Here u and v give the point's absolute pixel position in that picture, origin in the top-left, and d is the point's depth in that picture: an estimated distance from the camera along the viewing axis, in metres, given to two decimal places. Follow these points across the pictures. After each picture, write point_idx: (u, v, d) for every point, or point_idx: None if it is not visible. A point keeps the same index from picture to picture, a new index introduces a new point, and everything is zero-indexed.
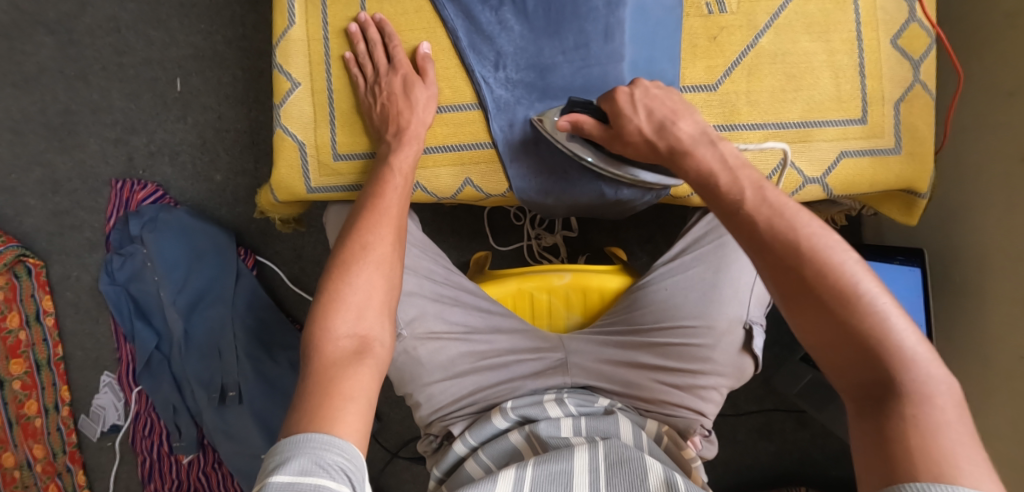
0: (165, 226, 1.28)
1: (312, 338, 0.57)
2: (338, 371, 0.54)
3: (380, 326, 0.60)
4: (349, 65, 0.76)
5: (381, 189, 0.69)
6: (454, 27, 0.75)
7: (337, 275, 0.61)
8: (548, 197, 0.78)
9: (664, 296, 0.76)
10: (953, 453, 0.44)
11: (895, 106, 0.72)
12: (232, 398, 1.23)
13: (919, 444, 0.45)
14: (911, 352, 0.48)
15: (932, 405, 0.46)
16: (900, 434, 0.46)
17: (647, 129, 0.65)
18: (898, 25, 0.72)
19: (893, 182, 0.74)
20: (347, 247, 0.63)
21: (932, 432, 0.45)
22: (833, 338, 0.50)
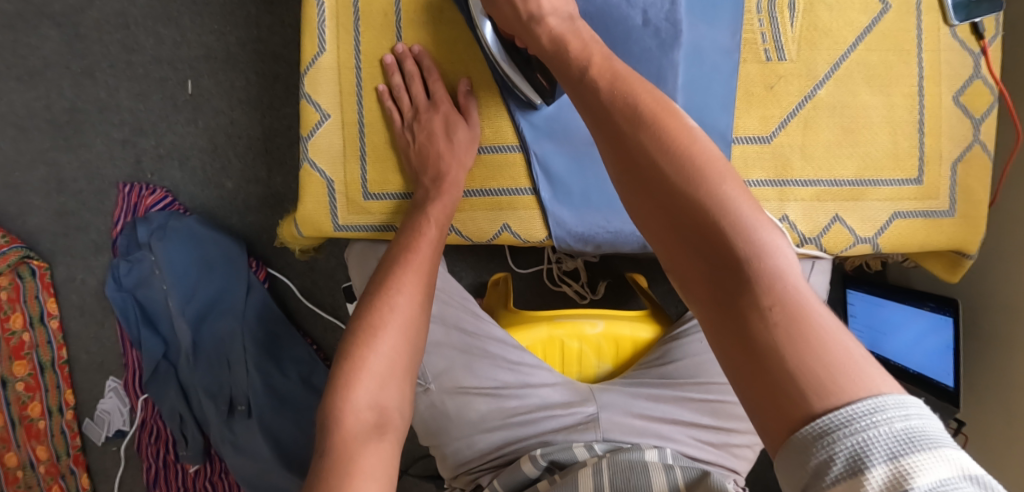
0: (173, 233, 1.24)
1: (332, 405, 0.54)
2: (357, 447, 0.52)
3: (400, 395, 0.57)
4: (383, 98, 0.72)
5: (414, 241, 0.66)
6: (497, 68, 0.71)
7: (364, 335, 0.58)
8: (587, 246, 0.76)
9: (701, 350, 0.74)
10: (820, 344, 0.41)
11: (951, 166, 0.73)
12: (241, 413, 1.21)
13: (784, 342, 0.41)
14: (762, 234, 0.45)
15: (791, 289, 0.43)
16: (764, 332, 0.42)
17: None
18: (962, 81, 0.72)
19: (944, 244, 0.74)
20: (374, 305, 0.61)
21: (793, 324, 0.41)
22: (691, 240, 0.47)
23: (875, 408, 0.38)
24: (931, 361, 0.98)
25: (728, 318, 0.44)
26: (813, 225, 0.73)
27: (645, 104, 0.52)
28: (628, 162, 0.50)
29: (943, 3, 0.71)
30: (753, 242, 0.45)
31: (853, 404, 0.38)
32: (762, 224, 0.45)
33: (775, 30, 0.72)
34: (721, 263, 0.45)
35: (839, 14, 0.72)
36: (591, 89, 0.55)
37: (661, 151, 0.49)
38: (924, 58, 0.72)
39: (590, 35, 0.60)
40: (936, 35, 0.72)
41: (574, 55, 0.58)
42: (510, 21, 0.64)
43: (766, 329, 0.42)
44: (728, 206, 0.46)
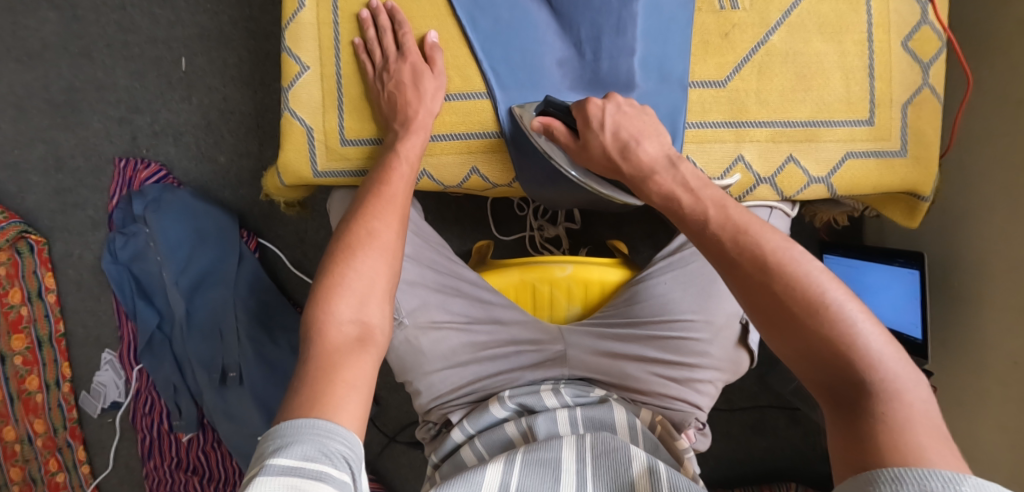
0: (168, 206, 1.28)
1: (314, 322, 0.57)
2: (340, 358, 0.55)
3: (381, 314, 0.60)
4: (358, 51, 0.76)
5: (387, 175, 0.69)
6: (463, 18, 0.75)
7: (342, 259, 0.61)
8: (553, 190, 0.79)
9: (664, 290, 0.77)
10: (922, 444, 0.46)
11: (902, 108, 0.76)
12: (232, 379, 1.24)
13: (892, 442, 0.46)
14: (884, 357, 0.51)
15: (899, 400, 0.49)
16: (873, 435, 0.47)
17: (610, 147, 0.68)
18: (910, 27, 0.75)
19: (898, 184, 0.78)
20: (352, 232, 0.63)
21: (901, 428, 0.47)
22: (808, 353, 0.52)
23: (953, 479, 0.42)
24: (899, 315, 1.00)
25: (844, 427, 0.49)
26: (768, 165, 0.77)
27: (758, 228, 0.57)
28: (753, 290, 0.55)
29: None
30: (865, 357, 0.50)
31: (933, 472, 0.43)
32: (875, 342, 0.51)
33: None
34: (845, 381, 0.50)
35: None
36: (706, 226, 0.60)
37: (788, 284, 0.54)
38: (873, 7, 0.75)
39: (694, 181, 0.64)
40: None
41: (688, 207, 0.62)
42: (611, 173, 0.70)
43: (872, 428, 0.48)
44: (849, 327, 0.51)
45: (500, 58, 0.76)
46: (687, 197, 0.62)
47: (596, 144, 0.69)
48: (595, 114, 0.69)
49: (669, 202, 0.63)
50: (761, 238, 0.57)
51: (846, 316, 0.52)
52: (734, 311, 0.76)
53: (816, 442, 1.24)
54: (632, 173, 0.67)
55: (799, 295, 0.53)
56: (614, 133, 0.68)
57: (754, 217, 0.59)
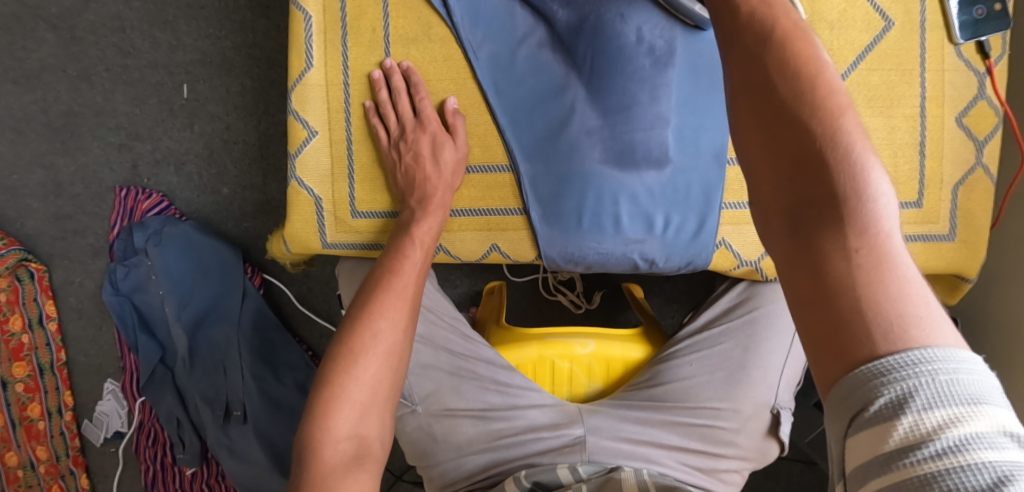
0: (170, 240, 1.24)
1: (311, 439, 0.55)
2: (332, 487, 0.53)
3: (380, 426, 0.58)
4: (371, 115, 0.71)
5: (398, 263, 0.65)
6: (484, 85, 0.71)
7: (343, 364, 0.58)
8: (577, 265, 0.75)
9: (689, 374, 0.73)
10: (900, 296, 0.38)
11: (952, 190, 0.74)
12: (237, 417, 1.21)
13: (865, 290, 0.38)
14: (870, 173, 0.42)
15: (881, 233, 0.40)
16: (842, 271, 0.39)
17: None
18: (966, 102, 0.72)
19: (943, 268, 0.75)
20: (355, 330, 0.60)
21: (877, 270, 0.39)
22: (796, 160, 0.43)
23: (926, 359, 0.36)
24: None
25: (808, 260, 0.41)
26: None
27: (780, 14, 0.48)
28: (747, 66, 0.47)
29: (949, 22, 0.72)
30: (858, 179, 0.41)
31: (906, 352, 0.36)
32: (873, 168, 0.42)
33: None
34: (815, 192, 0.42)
35: (843, 33, 0.72)
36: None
37: (781, 70, 0.46)
38: (927, 78, 0.73)
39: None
40: (940, 54, 0.72)
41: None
42: None
43: (843, 267, 0.39)
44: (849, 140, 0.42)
45: (526, 127, 0.72)
46: None
47: None
48: None
49: None
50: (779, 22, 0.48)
51: (839, 114, 0.43)
52: (764, 399, 0.72)
53: None
54: None
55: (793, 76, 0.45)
56: None
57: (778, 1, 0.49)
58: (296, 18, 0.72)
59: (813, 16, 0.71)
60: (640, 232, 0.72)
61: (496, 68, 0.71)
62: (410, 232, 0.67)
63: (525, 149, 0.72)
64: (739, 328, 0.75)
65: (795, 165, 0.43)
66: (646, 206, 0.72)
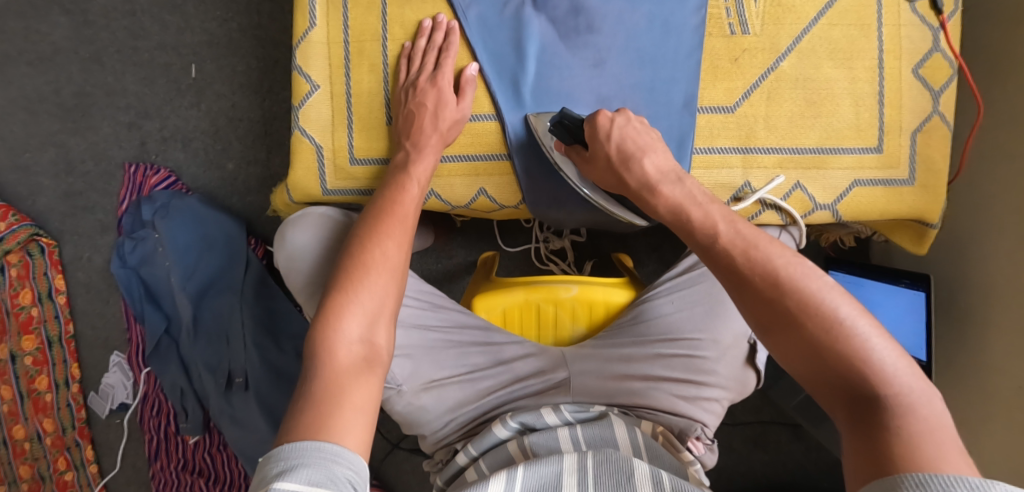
0: (177, 212, 1.29)
1: (322, 339, 0.60)
2: (348, 379, 0.58)
3: (386, 337, 0.64)
4: (403, 58, 0.79)
5: (399, 196, 0.73)
6: (474, 42, 0.79)
7: (354, 278, 0.65)
8: (560, 210, 0.85)
9: (667, 311, 0.81)
10: (940, 457, 0.50)
11: (912, 135, 0.79)
12: (238, 384, 1.24)
13: (912, 456, 0.50)
14: (896, 375, 0.55)
15: (913, 415, 0.53)
16: (894, 448, 0.51)
17: (613, 157, 0.74)
18: (922, 55, 0.78)
19: (905, 212, 0.81)
20: (360, 252, 0.68)
21: (921, 444, 0.51)
22: (829, 379, 0.57)
23: (985, 488, 0.45)
24: (905, 338, 1.00)
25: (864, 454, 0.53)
26: (775, 192, 0.80)
27: (770, 246, 0.62)
28: (762, 304, 0.60)
29: None
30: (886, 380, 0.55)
31: (960, 482, 0.46)
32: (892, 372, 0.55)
33: (738, 6, 0.78)
34: (857, 391, 0.55)
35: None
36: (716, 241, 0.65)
37: (794, 298, 0.59)
38: (885, 33, 0.78)
39: (701, 196, 0.69)
40: (897, 11, 0.78)
41: (697, 218, 0.67)
42: (614, 183, 0.75)
43: (892, 442, 0.52)
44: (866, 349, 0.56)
45: (512, 81, 0.79)
46: (697, 211, 0.67)
47: (602, 160, 0.75)
48: (603, 126, 0.74)
49: (680, 217, 0.68)
50: (772, 254, 0.61)
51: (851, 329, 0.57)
52: (742, 330, 0.79)
53: (820, 459, 1.24)
54: (638, 185, 0.73)
55: (810, 309, 0.58)
56: (618, 144, 0.73)
57: (761, 233, 0.64)
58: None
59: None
60: None
61: (483, 29, 0.79)
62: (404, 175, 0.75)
63: (508, 101, 0.79)
64: None
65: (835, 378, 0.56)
66: None
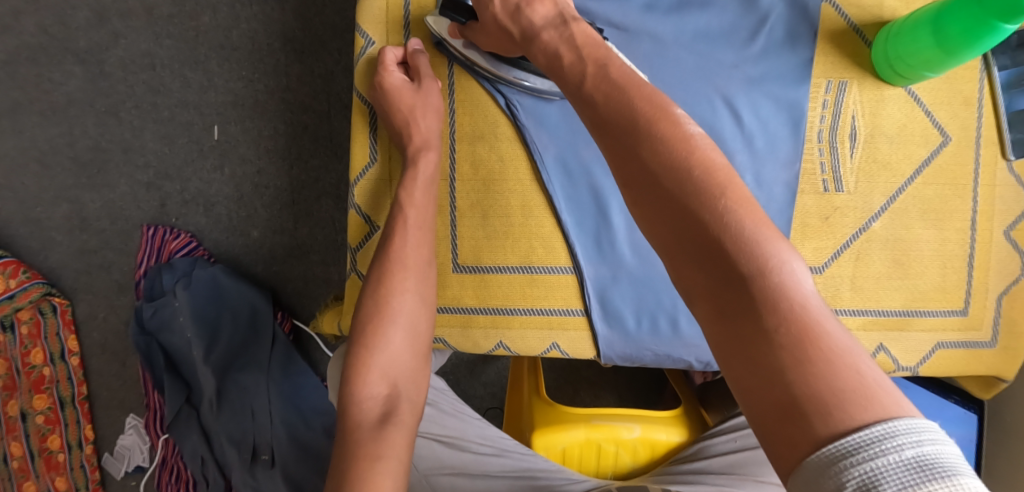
0: (199, 283, 1.25)
1: (349, 400, 0.70)
2: (370, 435, 0.67)
3: (406, 384, 0.72)
4: (385, 63, 0.81)
5: (399, 228, 0.76)
6: (557, 191, 0.80)
7: (368, 339, 0.72)
8: (634, 363, 0.84)
9: (728, 447, 0.79)
10: (824, 352, 0.43)
11: (997, 298, 0.83)
12: (264, 461, 1.21)
13: (798, 361, 0.43)
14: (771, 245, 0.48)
15: (794, 299, 0.46)
16: (775, 349, 0.44)
17: (501, 15, 0.69)
18: (1015, 216, 0.82)
19: (984, 370, 0.84)
20: (368, 303, 0.74)
21: (807, 337, 0.44)
22: (699, 253, 0.49)
23: (885, 432, 0.40)
24: None
25: (739, 346, 0.46)
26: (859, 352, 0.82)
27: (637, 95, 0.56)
28: (627, 167, 0.54)
29: (1003, 140, 0.81)
30: (757, 254, 0.47)
31: (865, 430, 0.40)
32: (767, 240, 0.48)
33: (834, 161, 0.81)
34: (727, 275, 0.48)
35: (900, 147, 0.81)
36: (585, 87, 0.60)
37: (661, 161, 0.52)
38: (980, 193, 0.82)
39: (582, 39, 0.63)
40: (993, 169, 0.82)
41: (569, 65, 0.62)
42: (506, 40, 0.71)
43: (774, 343, 0.45)
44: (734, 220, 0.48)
45: (596, 236, 0.81)
46: (571, 55, 0.63)
47: (491, 15, 0.71)
48: None
49: (555, 63, 0.64)
50: (637, 104, 0.56)
51: (719, 195, 0.50)
52: None
53: None
54: (521, 34, 0.68)
55: (680, 177, 0.51)
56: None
57: (631, 75, 0.59)
58: (358, 113, 0.85)
59: (871, 130, 0.81)
60: (698, 333, 0.81)
61: (568, 179, 0.81)
62: (405, 198, 0.77)
63: (589, 255, 0.81)
64: None
65: (704, 255, 0.49)
66: None
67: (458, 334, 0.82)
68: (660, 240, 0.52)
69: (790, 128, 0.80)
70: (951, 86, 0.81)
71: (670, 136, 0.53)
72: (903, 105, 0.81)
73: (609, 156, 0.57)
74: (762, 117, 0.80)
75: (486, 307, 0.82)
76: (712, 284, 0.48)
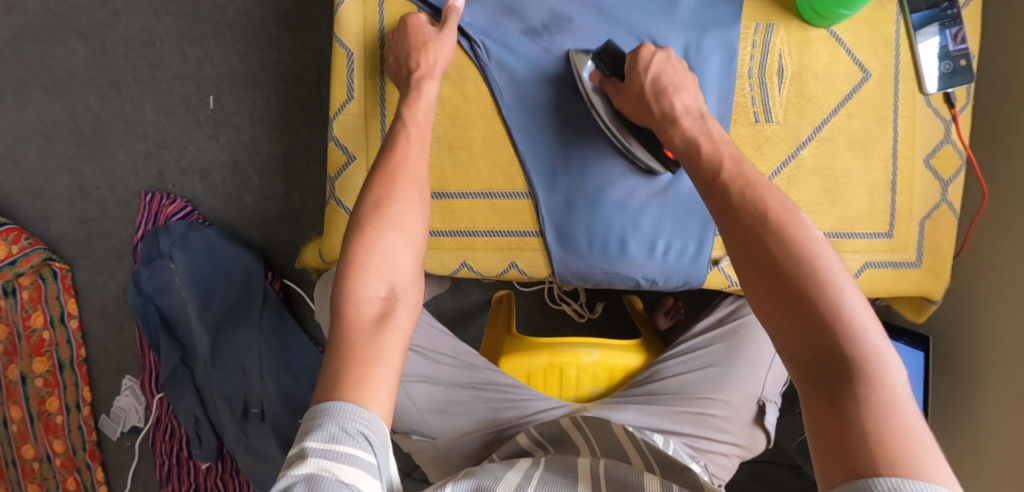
0: (194, 245, 1.32)
1: (342, 299, 0.67)
2: (365, 333, 0.65)
3: (403, 294, 0.71)
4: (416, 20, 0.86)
5: (398, 155, 0.80)
6: (512, 122, 0.88)
7: (365, 240, 0.71)
8: (587, 283, 0.91)
9: (680, 371, 0.85)
10: (901, 429, 0.49)
11: (920, 222, 0.90)
12: (255, 415, 1.27)
13: (875, 427, 0.49)
14: (870, 336, 0.54)
15: (880, 380, 0.51)
16: (856, 416, 0.50)
17: (647, 87, 0.81)
18: (933, 146, 0.89)
19: (912, 291, 0.91)
20: (369, 208, 0.74)
21: (884, 413, 0.50)
22: (800, 329, 0.56)
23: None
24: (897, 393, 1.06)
25: (824, 407, 0.52)
26: None
27: (767, 190, 0.65)
28: (748, 246, 0.61)
29: (921, 76, 0.88)
30: (858, 341, 0.53)
31: (918, 483, 0.45)
32: (868, 333, 0.54)
33: (764, 96, 0.88)
34: (823, 351, 0.54)
35: (825, 83, 0.88)
36: (718, 179, 0.69)
37: (783, 248, 0.59)
38: (901, 124, 0.89)
39: (718, 136, 0.74)
40: (913, 103, 0.89)
41: (706, 154, 0.72)
42: (643, 114, 0.81)
43: (855, 408, 0.50)
44: (842, 309, 0.55)
45: (548, 162, 0.88)
46: (709, 146, 0.73)
47: (638, 88, 0.81)
48: (643, 59, 0.82)
49: (691, 147, 0.74)
50: (768, 198, 0.64)
51: (834, 286, 0.56)
52: (753, 391, 0.84)
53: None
54: (661, 114, 0.79)
55: (800, 264, 0.58)
56: (654, 77, 0.81)
57: (761, 178, 0.67)
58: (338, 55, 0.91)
59: (798, 68, 0.88)
60: (644, 254, 0.88)
61: (523, 112, 0.88)
62: (406, 130, 0.82)
63: (542, 179, 0.88)
64: (732, 333, 0.86)
65: (806, 329, 0.55)
66: (650, 234, 0.88)
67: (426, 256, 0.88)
68: (764, 311, 0.59)
69: (723, 64, 0.88)
70: (870, 29, 0.88)
71: (794, 229, 0.60)
72: (826, 46, 0.88)
73: (728, 234, 0.64)
74: (703, 57, 0.88)
75: (451, 230, 0.89)
76: (810, 354, 0.55)
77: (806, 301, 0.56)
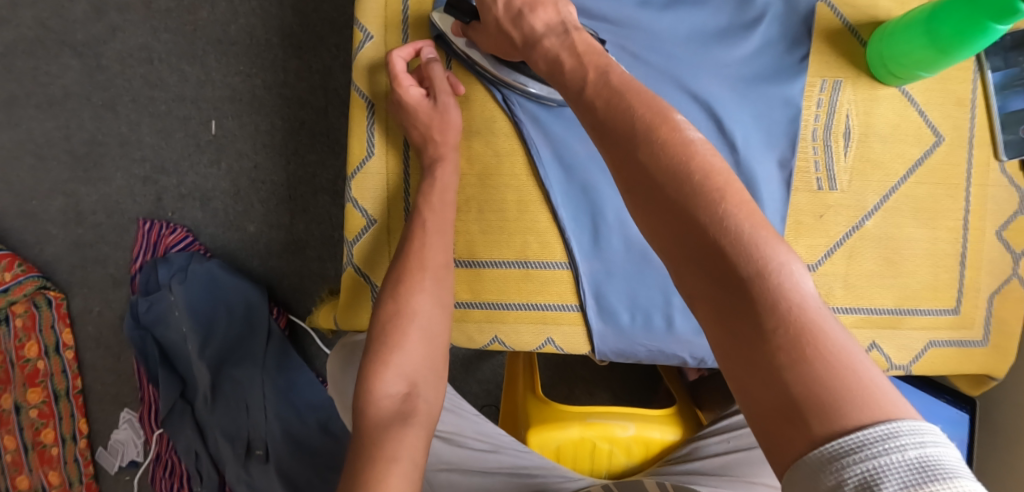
0: (195, 277, 1.26)
1: (364, 396, 0.70)
2: (384, 428, 0.67)
3: (424, 392, 0.72)
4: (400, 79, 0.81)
5: (418, 243, 0.77)
6: (552, 185, 0.82)
7: (389, 338, 0.72)
8: (628, 359, 0.86)
9: (721, 449, 0.80)
10: (824, 353, 0.41)
11: (988, 298, 0.87)
12: (258, 457, 1.20)
13: (801, 362, 0.41)
14: (771, 248, 0.46)
15: (798, 302, 0.44)
16: (778, 352, 0.42)
17: (503, 18, 0.72)
18: (1006, 217, 0.86)
19: (975, 369, 0.88)
20: (389, 306, 0.75)
21: (806, 340, 0.42)
22: (697, 258, 0.48)
23: (888, 432, 0.37)
24: None
25: (740, 351, 0.44)
26: None
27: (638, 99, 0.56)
28: (627, 169, 0.53)
29: (995, 140, 0.84)
30: (755, 254, 0.45)
31: (867, 430, 0.38)
32: (767, 244, 0.46)
33: (828, 160, 0.84)
34: (723, 278, 0.46)
35: (891, 147, 0.84)
36: (584, 93, 0.60)
37: (660, 163, 0.51)
38: (973, 193, 0.85)
39: (585, 46, 0.64)
40: (985, 170, 0.85)
41: (570, 71, 0.63)
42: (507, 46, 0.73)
43: (774, 343, 0.42)
44: (727, 221, 0.47)
45: (590, 230, 0.83)
46: (571, 60, 0.63)
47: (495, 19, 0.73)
48: None
49: (556, 67, 0.65)
50: (638, 109, 0.55)
51: (719, 201, 0.48)
52: None
53: None
54: (522, 39, 0.70)
55: (684, 183, 0.50)
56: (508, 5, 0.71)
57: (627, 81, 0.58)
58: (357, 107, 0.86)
59: (865, 128, 0.84)
60: (693, 330, 0.82)
61: (566, 176, 0.83)
62: (423, 219, 0.78)
63: (584, 248, 0.83)
64: None
65: (703, 258, 0.47)
66: None
67: (454, 329, 0.85)
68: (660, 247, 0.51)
69: (788, 123, 0.83)
70: (944, 86, 0.84)
71: (666, 137, 0.52)
72: (898, 104, 0.84)
73: (609, 162, 0.56)
74: (756, 116, 0.83)
75: (480, 302, 0.84)
76: (710, 284, 0.46)
77: (694, 224, 0.48)
